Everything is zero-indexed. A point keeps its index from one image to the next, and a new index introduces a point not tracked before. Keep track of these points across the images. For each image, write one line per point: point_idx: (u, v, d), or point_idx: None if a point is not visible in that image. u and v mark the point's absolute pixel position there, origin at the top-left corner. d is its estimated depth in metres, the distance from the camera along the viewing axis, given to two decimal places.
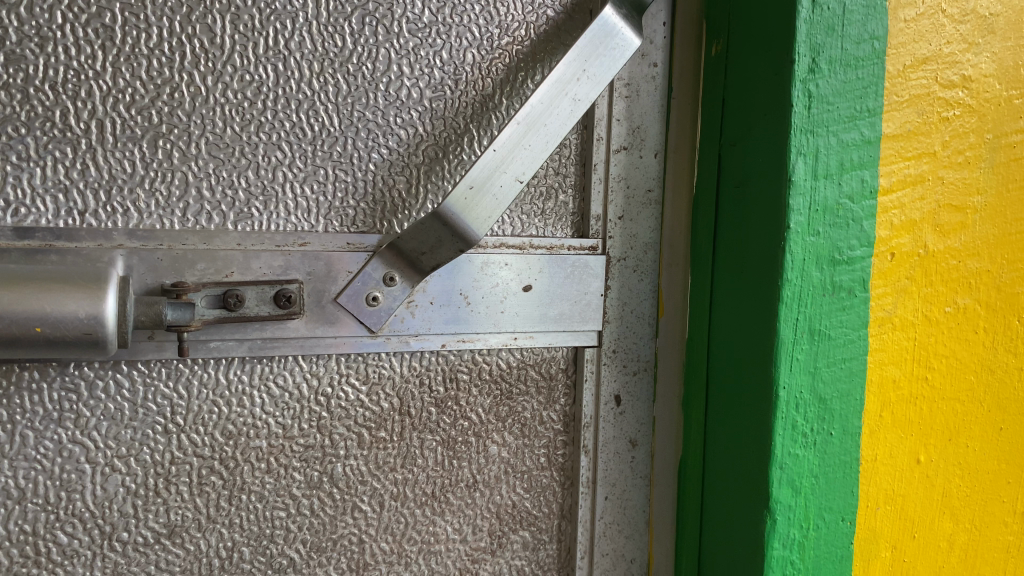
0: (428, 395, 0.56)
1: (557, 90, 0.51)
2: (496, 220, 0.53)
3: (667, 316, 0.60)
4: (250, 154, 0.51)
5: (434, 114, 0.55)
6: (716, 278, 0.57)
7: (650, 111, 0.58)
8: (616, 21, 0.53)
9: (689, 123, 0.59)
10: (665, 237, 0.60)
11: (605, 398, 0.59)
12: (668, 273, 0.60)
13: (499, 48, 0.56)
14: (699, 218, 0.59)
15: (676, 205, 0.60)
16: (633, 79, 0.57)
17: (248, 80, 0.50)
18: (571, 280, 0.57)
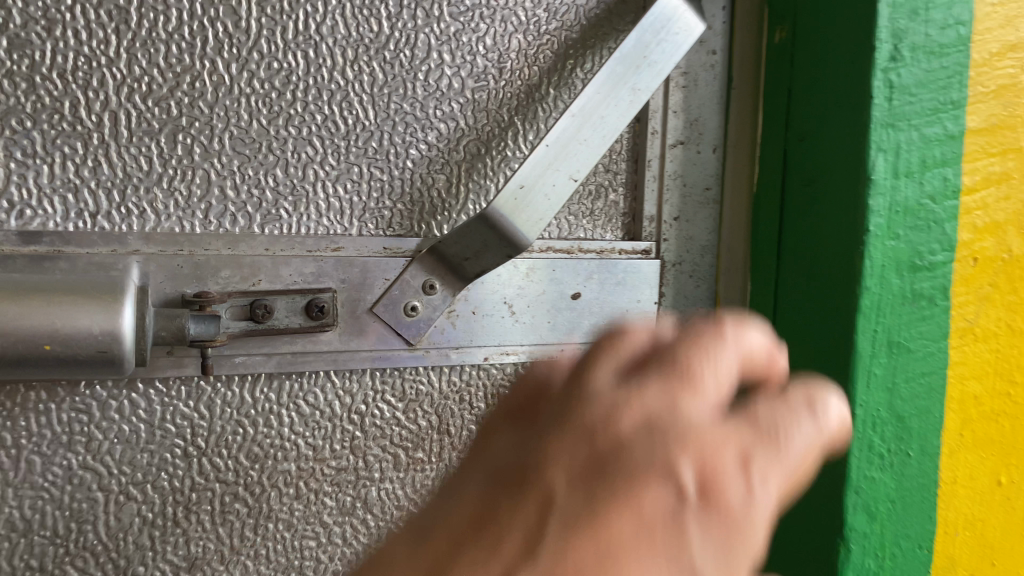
0: (469, 413, 0.52)
1: (615, 78, 0.47)
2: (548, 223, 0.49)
3: None
4: (278, 150, 0.46)
5: (477, 106, 0.50)
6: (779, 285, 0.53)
7: (708, 103, 0.54)
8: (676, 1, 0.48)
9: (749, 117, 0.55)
10: (726, 235, 0.55)
11: None
12: (726, 280, 0.56)
13: (546, 34, 0.51)
14: (762, 215, 0.54)
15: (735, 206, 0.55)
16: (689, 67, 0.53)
17: (276, 68, 0.45)
18: (622, 287, 0.53)
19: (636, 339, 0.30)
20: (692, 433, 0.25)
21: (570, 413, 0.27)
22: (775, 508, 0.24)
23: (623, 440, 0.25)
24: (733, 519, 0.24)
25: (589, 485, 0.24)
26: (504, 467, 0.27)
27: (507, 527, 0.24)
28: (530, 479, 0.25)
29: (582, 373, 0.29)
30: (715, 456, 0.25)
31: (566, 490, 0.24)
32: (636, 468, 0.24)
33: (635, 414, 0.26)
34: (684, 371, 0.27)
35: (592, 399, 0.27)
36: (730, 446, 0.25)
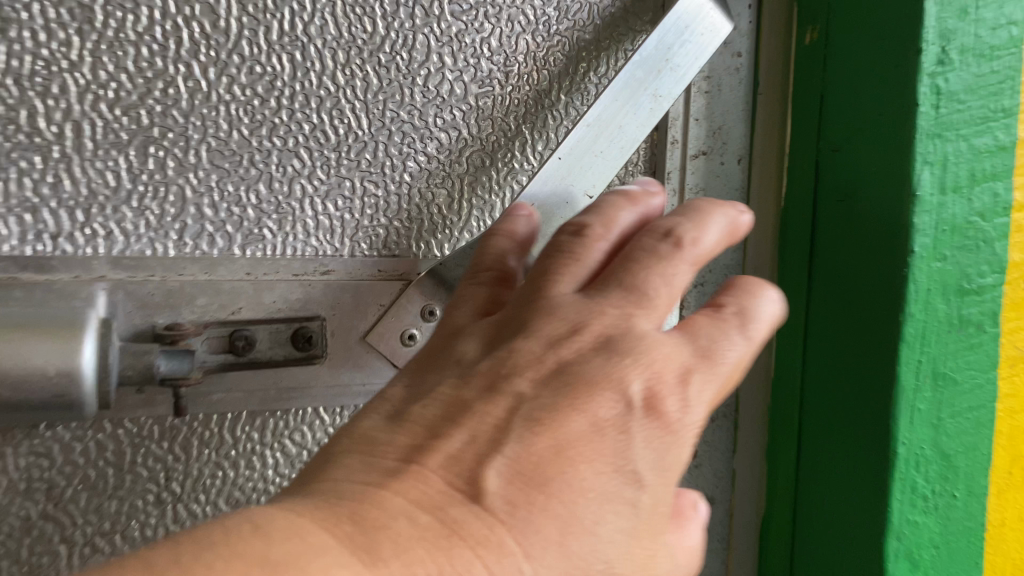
0: None
1: (634, 84, 0.43)
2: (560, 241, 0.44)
3: None
4: (261, 163, 0.42)
5: (481, 114, 0.46)
6: (811, 310, 0.48)
7: (733, 109, 0.50)
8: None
9: (777, 124, 0.50)
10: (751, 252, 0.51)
11: None
12: None
13: (556, 35, 0.46)
14: (789, 231, 0.49)
15: (761, 223, 0.51)
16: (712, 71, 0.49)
17: (259, 73, 0.41)
18: None
19: (599, 243, 0.35)
20: (647, 355, 0.30)
21: (539, 319, 0.32)
22: (701, 418, 0.31)
23: (584, 348, 0.31)
24: (668, 426, 0.30)
25: (555, 383, 0.30)
26: (483, 337, 0.33)
27: (486, 417, 0.29)
28: (497, 384, 0.30)
29: (548, 282, 0.34)
30: (663, 373, 0.30)
31: (533, 391, 0.29)
32: (599, 377, 0.29)
33: (597, 328, 0.31)
34: (646, 291, 0.33)
35: (562, 309, 0.32)
36: (675, 359, 0.31)
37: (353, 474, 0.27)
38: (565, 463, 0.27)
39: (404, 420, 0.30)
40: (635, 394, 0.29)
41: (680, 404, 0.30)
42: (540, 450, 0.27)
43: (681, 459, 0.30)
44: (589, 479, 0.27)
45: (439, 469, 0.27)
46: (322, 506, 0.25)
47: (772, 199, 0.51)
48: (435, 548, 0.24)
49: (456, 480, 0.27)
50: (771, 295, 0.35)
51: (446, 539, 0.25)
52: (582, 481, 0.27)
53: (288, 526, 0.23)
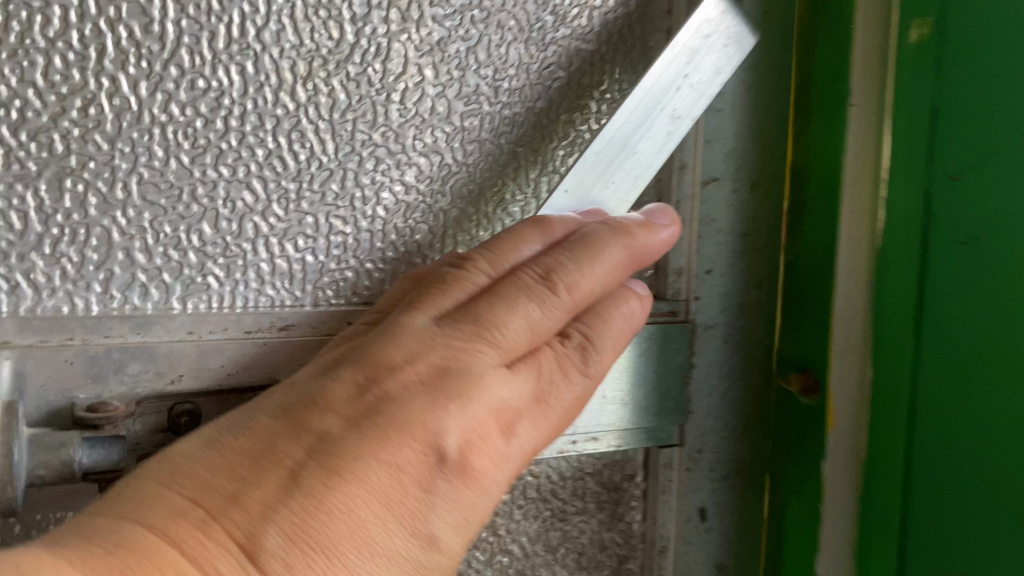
0: None
1: (650, 102, 0.37)
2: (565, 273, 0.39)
3: (838, 426, 0.42)
4: (205, 197, 0.34)
5: (467, 136, 0.39)
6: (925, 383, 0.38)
7: (747, 128, 0.43)
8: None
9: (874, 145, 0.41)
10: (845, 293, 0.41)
11: (688, 514, 0.44)
12: (841, 364, 0.42)
13: (552, 44, 0.40)
14: (891, 278, 0.40)
15: (856, 267, 0.41)
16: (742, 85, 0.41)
17: (202, 88, 0.34)
18: (651, 360, 0.42)
19: (480, 279, 0.33)
20: (472, 407, 0.28)
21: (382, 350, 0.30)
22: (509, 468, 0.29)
23: (412, 383, 0.28)
24: (475, 480, 0.28)
25: (367, 427, 0.27)
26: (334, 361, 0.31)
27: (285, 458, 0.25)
28: (308, 419, 0.27)
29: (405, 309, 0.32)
30: (479, 428, 0.28)
31: (339, 431, 0.26)
32: (407, 423, 0.27)
33: (431, 364, 0.29)
34: (492, 325, 0.31)
35: (408, 338, 0.30)
36: (504, 405, 0.29)
37: (133, 511, 0.23)
38: (354, 528, 0.24)
39: (218, 447, 0.26)
40: (449, 448, 0.27)
41: (494, 459, 0.28)
42: (327, 502, 0.24)
43: (483, 514, 0.28)
44: (377, 531, 0.25)
45: (223, 524, 0.23)
46: (91, 547, 0.21)
47: (867, 237, 0.41)
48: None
49: (235, 536, 0.23)
50: (623, 308, 0.35)
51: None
52: (364, 543, 0.24)
53: (39, 564, 0.20)
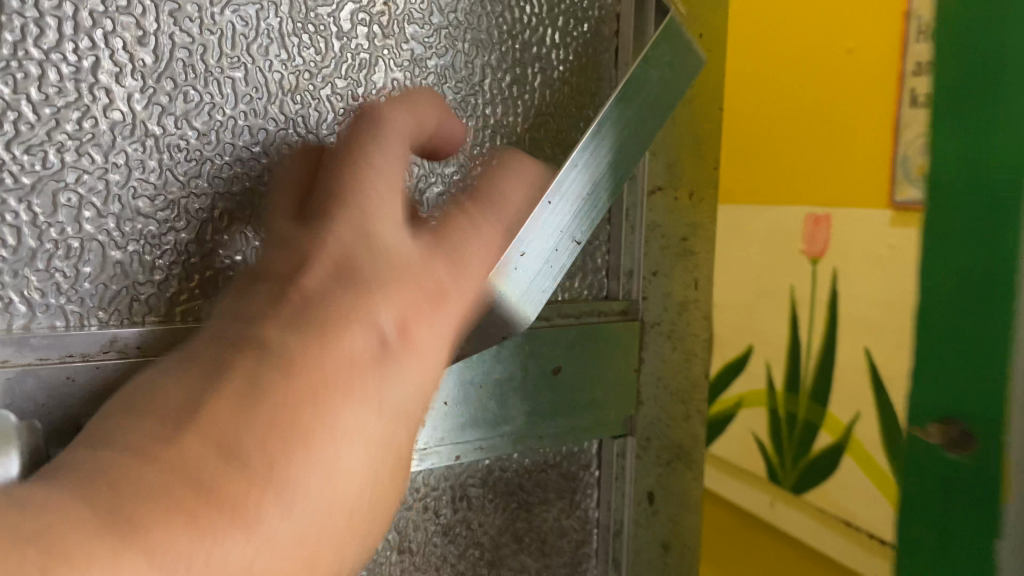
0: (433, 523, 0.42)
1: (622, 109, 0.39)
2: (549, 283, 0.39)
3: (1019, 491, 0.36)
4: (199, 210, 0.34)
5: None
6: None
7: (686, 140, 0.47)
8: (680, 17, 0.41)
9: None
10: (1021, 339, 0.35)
11: (638, 496, 0.48)
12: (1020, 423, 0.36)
13: (517, 62, 0.42)
14: None
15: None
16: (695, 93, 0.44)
17: (196, 101, 0.34)
18: (606, 355, 0.45)
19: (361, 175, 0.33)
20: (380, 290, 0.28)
21: (280, 254, 0.30)
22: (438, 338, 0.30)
23: (314, 282, 0.27)
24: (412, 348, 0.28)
25: (302, 327, 0.26)
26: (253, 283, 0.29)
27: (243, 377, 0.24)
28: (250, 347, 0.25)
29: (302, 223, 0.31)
30: (383, 311, 0.27)
31: (279, 338, 0.25)
32: (335, 317, 0.26)
33: (329, 261, 0.28)
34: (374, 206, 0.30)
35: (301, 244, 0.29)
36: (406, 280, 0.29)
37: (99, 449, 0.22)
38: (332, 433, 0.24)
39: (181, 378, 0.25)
40: (384, 329, 0.27)
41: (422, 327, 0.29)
42: (301, 402, 0.23)
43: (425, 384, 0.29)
44: (341, 425, 0.24)
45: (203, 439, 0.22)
46: (76, 481, 0.20)
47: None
48: (195, 521, 0.20)
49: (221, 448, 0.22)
50: (512, 186, 0.36)
51: (199, 510, 0.20)
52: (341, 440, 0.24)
53: (46, 504, 0.19)
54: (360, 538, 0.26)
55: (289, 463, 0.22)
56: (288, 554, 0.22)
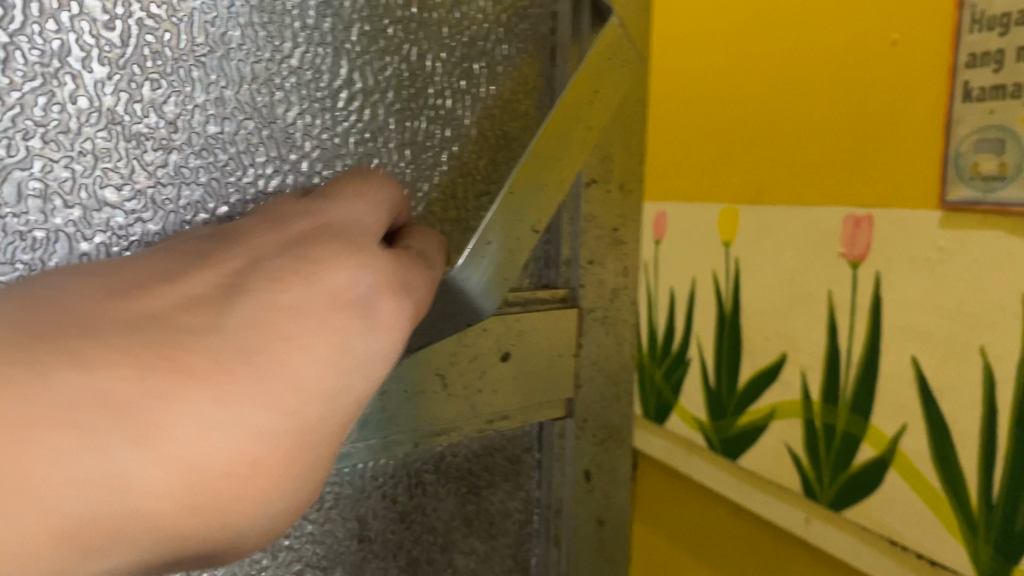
0: (391, 510, 0.43)
1: (573, 106, 0.42)
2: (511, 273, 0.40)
3: None
4: (165, 199, 0.34)
5: (396, 139, 0.41)
6: None
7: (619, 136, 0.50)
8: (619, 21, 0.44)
9: None
10: None
11: (577, 475, 0.50)
12: None
13: (464, 56, 0.44)
14: None
15: None
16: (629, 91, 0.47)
17: (164, 89, 0.33)
18: (549, 340, 0.47)
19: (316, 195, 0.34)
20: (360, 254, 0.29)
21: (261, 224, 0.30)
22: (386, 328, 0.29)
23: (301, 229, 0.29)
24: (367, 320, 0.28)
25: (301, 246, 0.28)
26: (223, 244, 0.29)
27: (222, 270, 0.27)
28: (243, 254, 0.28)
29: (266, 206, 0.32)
30: (358, 268, 0.29)
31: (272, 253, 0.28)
32: (324, 256, 0.28)
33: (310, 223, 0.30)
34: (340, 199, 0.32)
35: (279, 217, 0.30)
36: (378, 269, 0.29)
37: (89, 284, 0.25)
38: (282, 338, 0.25)
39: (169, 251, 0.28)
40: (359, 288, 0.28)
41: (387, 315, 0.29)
42: (267, 313, 0.25)
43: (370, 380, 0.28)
44: (276, 359, 0.24)
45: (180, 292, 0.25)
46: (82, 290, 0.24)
47: None
48: (148, 372, 0.21)
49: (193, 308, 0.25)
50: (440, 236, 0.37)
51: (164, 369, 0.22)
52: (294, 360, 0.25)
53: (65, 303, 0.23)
54: (268, 511, 0.24)
55: (256, 361, 0.24)
56: (212, 452, 0.22)
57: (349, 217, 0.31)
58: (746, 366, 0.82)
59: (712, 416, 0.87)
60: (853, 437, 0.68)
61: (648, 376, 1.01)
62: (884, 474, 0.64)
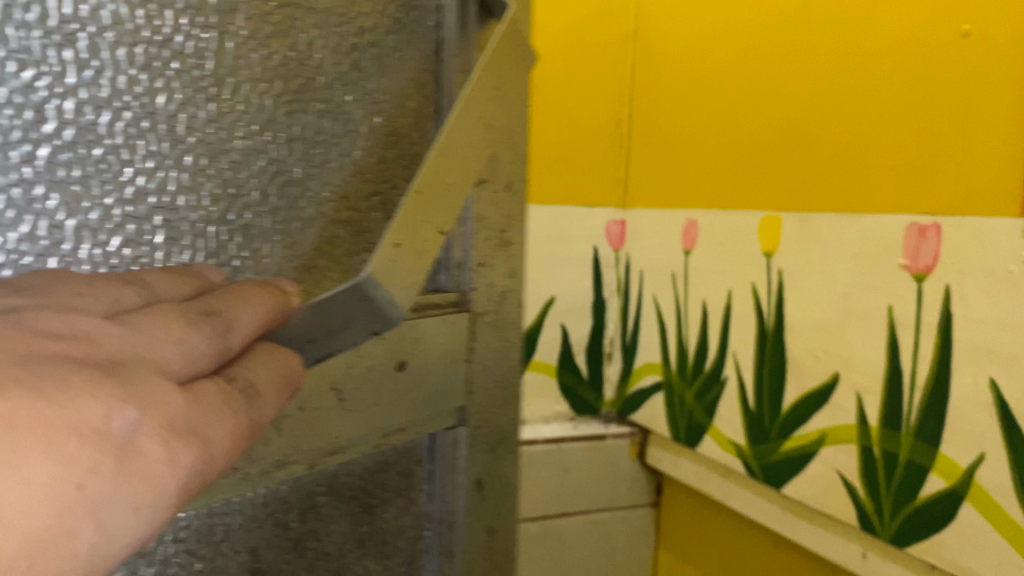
0: (283, 538, 0.39)
1: (473, 106, 0.42)
2: (418, 277, 0.39)
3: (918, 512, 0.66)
4: (31, 199, 0.29)
5: (283, 134, 0.38)
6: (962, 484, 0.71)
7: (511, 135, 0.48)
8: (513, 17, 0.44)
9: None
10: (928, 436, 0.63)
11: (470, 484, 0.48)
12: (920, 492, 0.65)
13: (351, 48, 0.41)
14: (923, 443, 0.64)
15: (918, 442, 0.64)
16: (519, 87, 0.46)
17: (30, 70, 0.28)
18: (442, 347, 0.45)
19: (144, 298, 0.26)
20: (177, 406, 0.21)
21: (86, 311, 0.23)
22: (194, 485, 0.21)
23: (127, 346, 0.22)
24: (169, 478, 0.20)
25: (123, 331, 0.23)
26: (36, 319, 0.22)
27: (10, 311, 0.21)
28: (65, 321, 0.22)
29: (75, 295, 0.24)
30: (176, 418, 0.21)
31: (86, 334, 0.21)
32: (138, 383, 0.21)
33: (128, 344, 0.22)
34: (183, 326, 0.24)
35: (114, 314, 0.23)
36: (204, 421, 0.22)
37: None
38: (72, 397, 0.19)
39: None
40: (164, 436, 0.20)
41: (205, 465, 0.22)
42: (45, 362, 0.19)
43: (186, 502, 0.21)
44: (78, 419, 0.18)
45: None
46: None
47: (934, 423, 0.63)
48: None
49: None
50: (279, 364, 0.30)
51: None
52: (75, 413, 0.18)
53: None
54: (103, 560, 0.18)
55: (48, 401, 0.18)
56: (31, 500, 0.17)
57: (169, 347, 0.23)
58: (791, 394, 0.79)
59: (751, 439, 0.85)
60: (910, 465, 0.65)
61: (672, 398, 1.00)
62: (952, 511, 0.60)
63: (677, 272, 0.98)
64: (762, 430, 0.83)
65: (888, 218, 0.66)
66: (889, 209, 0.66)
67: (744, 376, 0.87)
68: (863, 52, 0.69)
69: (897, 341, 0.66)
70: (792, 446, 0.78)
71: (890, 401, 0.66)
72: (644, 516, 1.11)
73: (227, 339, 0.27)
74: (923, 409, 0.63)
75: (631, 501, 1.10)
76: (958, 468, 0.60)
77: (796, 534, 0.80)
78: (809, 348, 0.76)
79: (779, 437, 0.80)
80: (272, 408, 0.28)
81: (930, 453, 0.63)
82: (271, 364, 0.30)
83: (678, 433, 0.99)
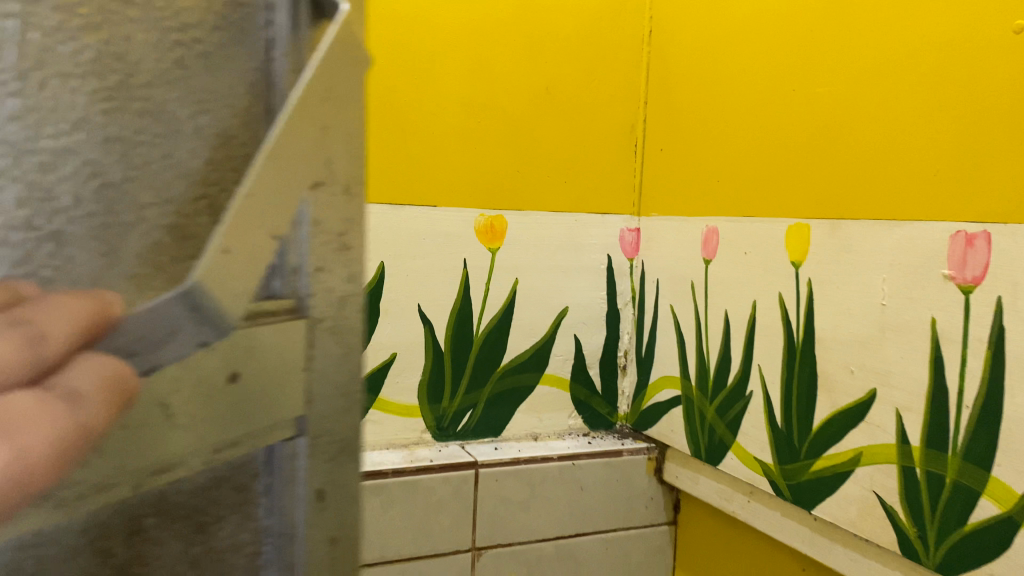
0: (103, 566, 0.37)
1: (304, 108, 0.40)
2: (250, 275, 0.37)
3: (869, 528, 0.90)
4: None
5: (92, 129, 0.35)
6: None
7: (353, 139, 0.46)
8: (350, 21, 0.43)
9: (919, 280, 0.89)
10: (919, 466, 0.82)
11: (310, 495, 0.47)
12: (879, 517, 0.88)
13: (169, 43, 0.39)
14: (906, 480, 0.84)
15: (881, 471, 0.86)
16: (354, 90, 0.45)
17: None
18: (276, 355, 0.43)
19: None
20: None
21: None
22: None
23: None
24: None
25: None
26: None
27: None
28: None
29: None
30: None
31: None
32: None
33: None
34: None
35: None
36: None
37: None
38: None
39: None
40: None
41: None
42: None
43: None
44: None
45: None
46: None
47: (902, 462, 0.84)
48: None
49: None
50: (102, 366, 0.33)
51: None
52: None
53: None
54: None
55: None
56: None
57: None
58: (824, 412, 0.95)
59: (779, 458, 1.03)
60: (960, 488, 0.77)
61: (693, 410, 1.21)
62: (1009, 533, 0.72)
63: (695, 282, 1.20)
64: (791, 450, 1.00)
65: (924, 228, 0.81)
66: (921, 219, 0.81)
67: (771, 391, 1.04)
68: (914, 72, 0.82)
69: (941, 360, 0.80)
70: (824, 463, 0.95)
71: (936, 418, 0.80)
72: (665, 534, 1.33)
73: (40, 349, 0.32)
74: (968, 434, 0.76)
75: (651, 521, 1.32)
76: (1014, 495, 0.72)
77: (834, 557, 0.95)
78: (843, 363, 0.92)
79: (808, 456, 0.97)
80: (103, 411, 0.32)
81: (982, 477, 0.75)
82: (100, 370, 0.32)
83: (700, 446, 1.19)
